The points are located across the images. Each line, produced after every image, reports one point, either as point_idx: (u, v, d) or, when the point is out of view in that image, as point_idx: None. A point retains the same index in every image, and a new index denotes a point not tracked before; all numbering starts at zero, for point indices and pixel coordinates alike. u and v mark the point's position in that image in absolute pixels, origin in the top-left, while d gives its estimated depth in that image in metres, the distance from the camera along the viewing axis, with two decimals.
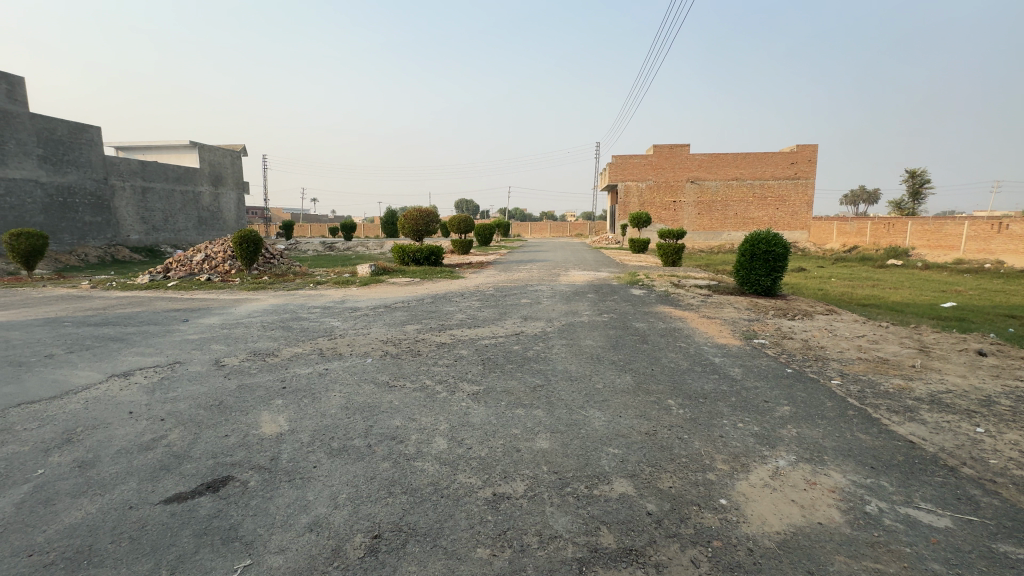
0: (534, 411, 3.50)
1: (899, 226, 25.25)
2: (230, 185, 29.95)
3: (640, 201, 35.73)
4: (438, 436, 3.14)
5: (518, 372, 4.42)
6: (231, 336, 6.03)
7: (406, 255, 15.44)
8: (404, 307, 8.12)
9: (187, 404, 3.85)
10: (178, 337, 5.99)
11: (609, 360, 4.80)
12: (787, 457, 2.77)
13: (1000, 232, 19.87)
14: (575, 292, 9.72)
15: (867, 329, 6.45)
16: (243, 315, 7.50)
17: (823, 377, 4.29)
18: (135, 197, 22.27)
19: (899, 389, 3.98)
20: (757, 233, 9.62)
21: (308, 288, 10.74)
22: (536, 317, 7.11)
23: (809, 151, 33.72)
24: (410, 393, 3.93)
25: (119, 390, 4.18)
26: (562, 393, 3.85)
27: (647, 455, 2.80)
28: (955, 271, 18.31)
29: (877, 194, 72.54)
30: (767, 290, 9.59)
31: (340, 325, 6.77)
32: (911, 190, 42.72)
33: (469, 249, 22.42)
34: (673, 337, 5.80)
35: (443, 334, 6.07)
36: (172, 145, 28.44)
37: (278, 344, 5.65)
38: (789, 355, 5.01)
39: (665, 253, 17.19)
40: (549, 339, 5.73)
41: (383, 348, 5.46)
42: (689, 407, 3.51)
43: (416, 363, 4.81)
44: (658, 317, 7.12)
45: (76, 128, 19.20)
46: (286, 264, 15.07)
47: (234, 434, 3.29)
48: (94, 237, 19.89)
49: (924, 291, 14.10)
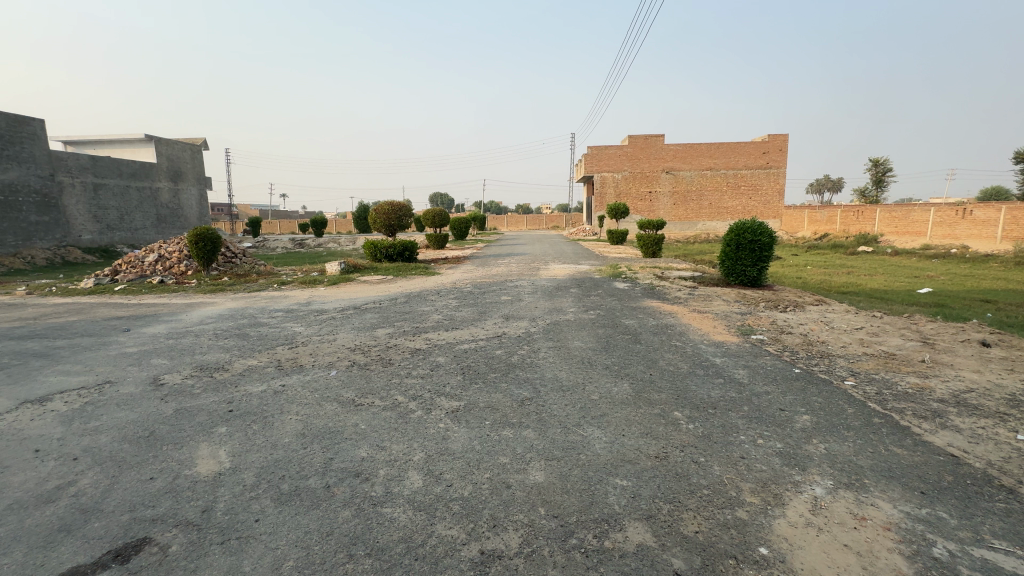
0: (525, 432, 3.02)
1: (868, 214, 25.74)
2: (190, 181, 28.36)
3: (616, 192, 35.58)
4: (411, 470, 2.63)
5: (502, 382, 3.92)
6: (176, 349, 5.34)
7: (378, 251, 14.69)
8: (375, 308, 7.51)
9: (108, 437, 3.21)
10: (114, 351, 5.26)
11: (602, 364, 4.34)
12: (823, 483, 2.37)
13: (965, 218, 20.37)
14: (557, 287, 9.26)
15: (862, 320, 6.19)
16: (195, 322, 6.75)
17: (834, 377, 3.93)
18: (85, 195, 20.74)
19: (918, 389, 3.65)
20: (743, 222, 9.35)
21: (272, 290, 9.98)
22: (519, 316, 6.60)
23: (781, 141, 34.13)
24: (379, 414, 3.40)
25: (28, 422, 3.50)
26: (553, 408, 3.37)
27: (662, 488, 2.35)
28: (923, 256, 18.66)
29: (841, 183, 74.97)
30: (752, 281, 9.35)
31: (302, 331, 6.13)
32: (874, 179, 43.93)
33: (444, 243, 21.73)
34: (668, 335, 5.38)
35: (417, 339, 5.52)
36: (126, 139, 26.71)
37: (231, 356, 5.00)
38: (793, 353, 4.66)
39: (645, 244, 16.97)
40: (535, 341, 5.24)
41: (350, 357, 4.87)
42: (699, 421, 3.10)
43: (387, 375, 4.25)
44: (647, 312, 6.72)
45: (17, 121, 17.67)
46: (249, 262, 14.14)
47: (161, 478, 2.70)
48: (42, 238, 18.41)
49: (897, 278, 14.26)
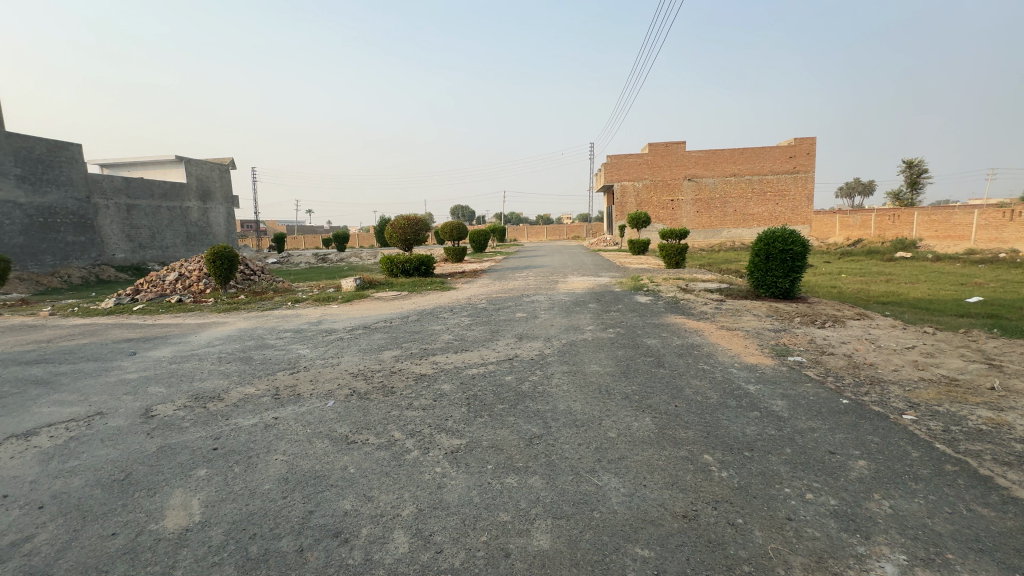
0: (531, 480, 2.64)
1: (905, 217, 24.62)
2: (218, 199, 29.08)
3: (637, 201, 35.00)
4: (398, 530, 2.28)
5: (509, 416, 3.54)
6: (176, 375, 5.14)
7: (394, 266, 14.56)
8: (384, 328, 7.25)
9: (82, 481, 2.97)
10: (114, 378, 5.10)
11: (622, 393, 3.92)
12: (895, 559, 1.91)
13: (1012, 220, 19.12)
14: (575, 302, 8.85)
15: (912, 338, 5.60)
16: (202, 344, 6.59)
17: (890, 411, 3.41)
18: (119, 215, 21.37)
19: (994, 425, 3.12)
20: (773, 231, 8.80)
21: (285, 308, 9.85)
22: (533, 336, 6.24)
23: (808, 144, 33.08)
24: (371, 454, 3.08)
25: (6, 460, 3.30)
26: (564, 448, 2.98)
27: (692, 562, 1.94)
28: (968, 262, 17.49)
29: (873, 185, 72.52)
30: (785, 293, 8.75)
31: (308, 353, 5.90)
32: (908, 181, 42.14)
33: (461, 257, 21.55)
34: (694, 357, 4.93)
35: (424, 362, 5.20)
36: (158, 160, 27.62)
37: (229, 383, 4.77)
38: (837, 379, 4.16)
39: (668, 254, 16.38)
40: (549, 365, 4.85)
41: (350, 384, 4.57)
42: (734, 468, 2.66)
43: (386, 407, 3.92)
44: (672, 331, 6.26)
45: (55, 146, 18.37)
46: (267, 280, 14.17)
47: (124, 534, 2.42)
48: (77, 257, 18.98)
49: (942, 285, 13.34)
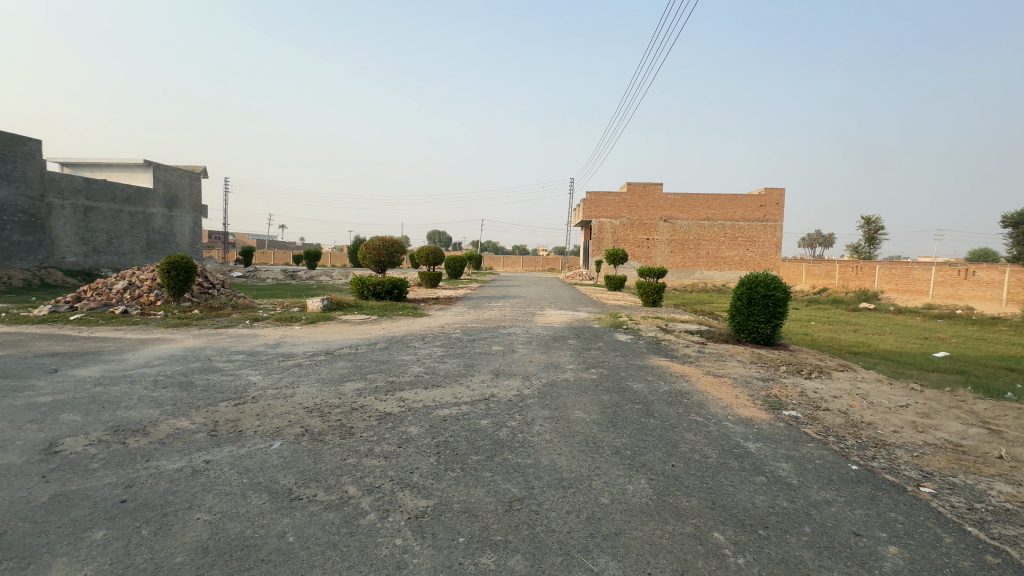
0: (512, 562, 2.16)
1: (868, 269, 25.46)
2: (186, 208, 27.88)
3: (614, 238, 35.40)
4: None
5: (485, 471, 3.06)
6: (98, 401, 4.42)
7: (366, 288, 13.93)
8: (348, 355, 6.66)
9: None
10: (22, 400, 4.36)
11: (611, 447, 3.51)
12: None
13: (967, 278, 19.78)
14: (554, 337, 8.46)
15: (902, 395, 5.40)
16: (139, 364, 5.85)
17: (905, 482, 3.10)
18: (74, 217, 20.02)
19: (1020, 504, 2.84)
20: (755, 275, 8.71)
21: (241, 327, 9.09)
22: (510, 373, 5.78)
23: (777, 194, 34.41)
24: (317, 516, 2.54)
25: None
26: (551, 517, 2.53)
27: None
28: (928, 317, 18.02)
29: (831, 239, 76.16)
30: (766, 339, 8.62)
31: (258, 381, 5.25)
32: (868, 235, 44.23)
33: (436, 283, 21.00)
34: (685, 407, 4.56)
35: (389, 399, 4.66)
36: (124, 163, 26.38)
37: (160, 414, 4.12)
38: (839, 439, 3.85)
39: (647, 291, 16.23)
40: (529, 408, 4.40)
41: (302, 421, 3.99)
42: (750, 552, 2.26)
43: (341, 453, 3.36)
44: (657, 374, 5.92)
45: (10, 140, 17.18)
46: (227, 295, 13.29)
47: None
48: (22, 258, 17.53)
49: (909, 338, 13.58)
